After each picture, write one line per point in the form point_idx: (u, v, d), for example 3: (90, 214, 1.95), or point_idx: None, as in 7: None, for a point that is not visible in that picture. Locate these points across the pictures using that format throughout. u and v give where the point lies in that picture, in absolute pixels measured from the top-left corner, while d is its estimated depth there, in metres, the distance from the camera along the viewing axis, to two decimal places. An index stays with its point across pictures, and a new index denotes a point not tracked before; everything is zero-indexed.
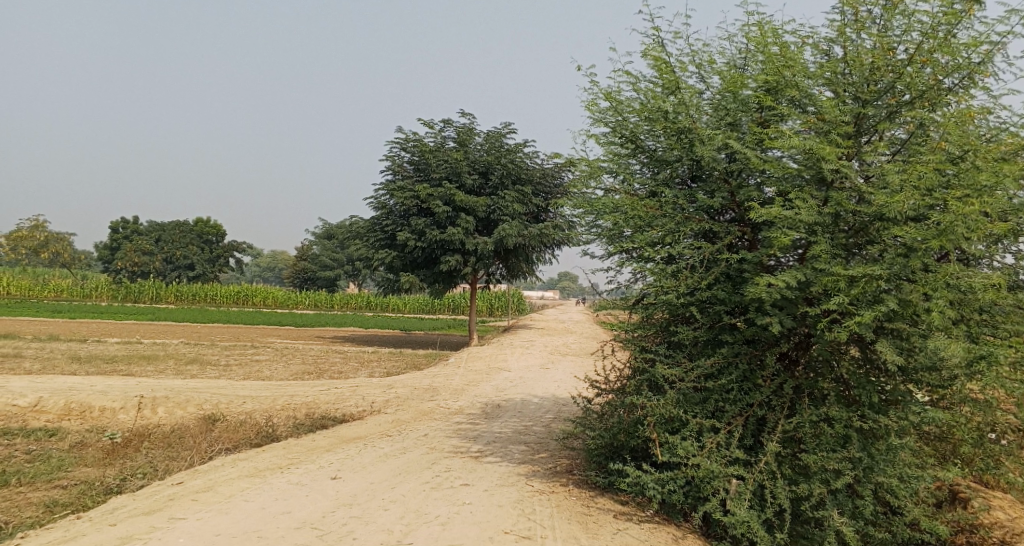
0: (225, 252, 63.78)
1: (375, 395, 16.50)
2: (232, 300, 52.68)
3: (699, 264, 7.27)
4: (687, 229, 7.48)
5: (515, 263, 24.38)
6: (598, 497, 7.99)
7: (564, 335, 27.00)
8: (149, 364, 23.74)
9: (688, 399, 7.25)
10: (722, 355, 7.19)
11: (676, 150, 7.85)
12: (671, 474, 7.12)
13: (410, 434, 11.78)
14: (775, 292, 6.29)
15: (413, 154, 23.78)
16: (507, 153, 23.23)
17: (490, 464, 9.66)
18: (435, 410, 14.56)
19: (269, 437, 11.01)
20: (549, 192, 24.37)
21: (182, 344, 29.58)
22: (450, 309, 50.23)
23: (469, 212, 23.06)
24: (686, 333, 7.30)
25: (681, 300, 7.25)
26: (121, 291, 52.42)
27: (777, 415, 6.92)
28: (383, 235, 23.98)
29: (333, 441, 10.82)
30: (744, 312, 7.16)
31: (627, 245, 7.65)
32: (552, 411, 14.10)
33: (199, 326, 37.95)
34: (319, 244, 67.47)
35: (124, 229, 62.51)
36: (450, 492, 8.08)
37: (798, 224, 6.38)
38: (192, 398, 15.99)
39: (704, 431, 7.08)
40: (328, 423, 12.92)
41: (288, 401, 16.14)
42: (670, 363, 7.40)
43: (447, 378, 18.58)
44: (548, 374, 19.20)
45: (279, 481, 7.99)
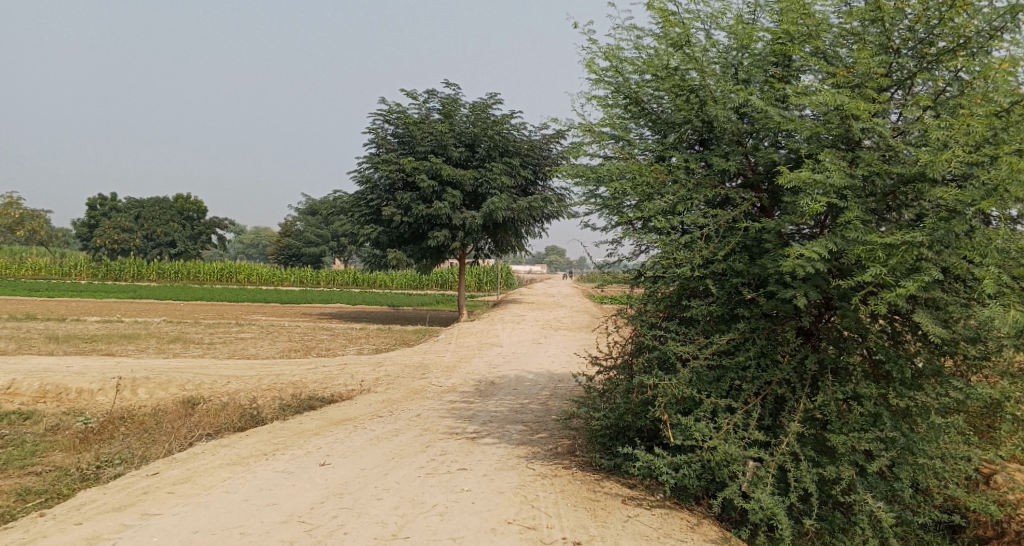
0: (208, 228, 62.66)
1: (364, 373, 15.99)
2: (215, 277, 51.81)
3: (713, 234, 6.74)
4: (699, 196, 6.92)
5: (504, 237, 23.80)
6: (604, 480, 7.55)
7: (555, 308, 26.57)
8: (130, 343, 23.07)
9: (701, 378, 6.79)
10: (739, 331, 6.70)
11: (683, 111, 7.20)
12: (685, 459, 6.69)
13: (401, 415, 11.29)
14: (804, 263, 5.77)
15: (397, 126, 23.04)
16: (495, 124, 22.56)
17: (487, 446, 9.18)
18: (427, 388, 14.07)
19: (253, 420, 10.48)
20: (538, 164, 23.76)
21: (164, 323, 28.87)
22: (437, 285, 49.65)
23: (457, 185, 22.42)
24: (700, 308, 6.82)
25: (695, 272, 6.71)
26: (101, 270, 51.42)
27: (799, 393, 6.48)
28: (368, 210, 23.30)
29: (321, 424, 10.31)
30: (761, 285, 6.67)
31: (633, 215, 7.09)
32: (547, 387, 13.67)
33: (181, 304, 37.16)
34: (303, 220, 66.45)
35: (102, 206, 61.20)
36: (447, 478, 7.59)
37: (828, 189, 5.85)
38: (173, 379, 15.40)
39: (721, 412, 6.64)
40: (315, 404, 12.41)
41: (274, 380, 15.59)
42: (682, 339, 6.93)
43: (438, 354, 18.10)
44: (541, 348, 18.75)
45: (263, 470, 7.46)
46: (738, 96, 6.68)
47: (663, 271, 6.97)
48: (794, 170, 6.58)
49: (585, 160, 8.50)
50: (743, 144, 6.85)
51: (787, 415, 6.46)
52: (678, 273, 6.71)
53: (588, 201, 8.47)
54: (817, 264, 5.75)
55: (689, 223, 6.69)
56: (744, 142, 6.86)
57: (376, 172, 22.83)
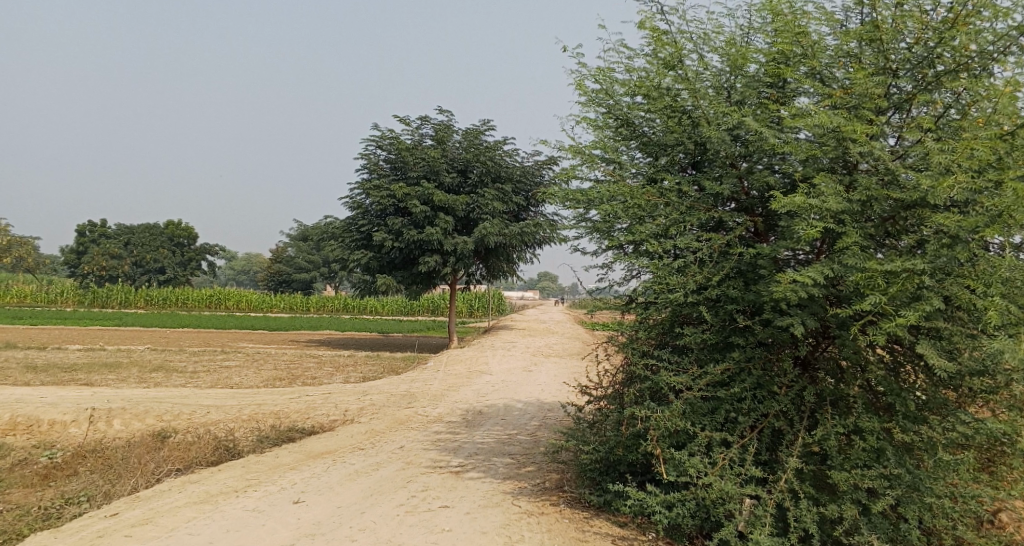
0: (197, 254, 62.16)
1: (349, 402, 15.54)
2: (204, 303, 51.23)
3: (708, 258, 6.43)
4: (692, 220, 6.61)
5: (495, 263, 23.47)
6: (593, 518, 7.14)
7: (547, 335, 26.18)
8: (111, 372, 22.53)
9: (695, 411, 6.43)
10: (734, 361, 6.34)
11: (675, 133, 6.92)
12: (679, 496, 6.30)
13: (384, 447, 10.85)
14: (800, 290, 5.44)
15: (388, 152, 22.81)
16: (487, 150, 22.35)
17: (472, 480, 8.76)
18: (413, 419, 13.64)
19: (229, 453, 10.03)
20: (529, 190, 23.51)
21: (148, 350, 28.34)
22: (429, 311, 49.21)
23: (447, 211, 22.14)
24: (693, 336, 6.49)
25: (687, 299, 6.38)
26: (87, 296, 50.80)
27: (798, 427, 6.11)
28: (358, 236, 22.98)
29: (299, 457, 9.86)
30: (757, 312, 6.33)
31: (625, 238, 6.79)
32: (537, 417, 13.26)
33: (167, 331, 36.56)
34: (294, 246, 66.01)
35: (91, 232, 60.70)
36: (427, 517, 7.17)
37: (825, 213, 5.54)
38: (151, 409, 14.92)
39: (716, 446, 6.27)
40: (295, 436, 11.95)
41: (256, 410, 15.13)
42: (675, 369, 6.58)
43: (426, 383, 17.66)
44: (532, 377, 18.34)
45: (231, 509, 7.01)
46: (732, 117, 6.42)
47: (654, 297, 6.64)
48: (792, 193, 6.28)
49: (576, 184, 8.21)
50: (738, 167, 6.56)
51: (786, 450, 6.09)
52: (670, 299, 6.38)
53: (580, 226, 8.16)
54: (815, 291, 5.44)
55: (682, 246, 6.39)
56: (738, 164, 6.57)
57: (366, 198, 22.54)
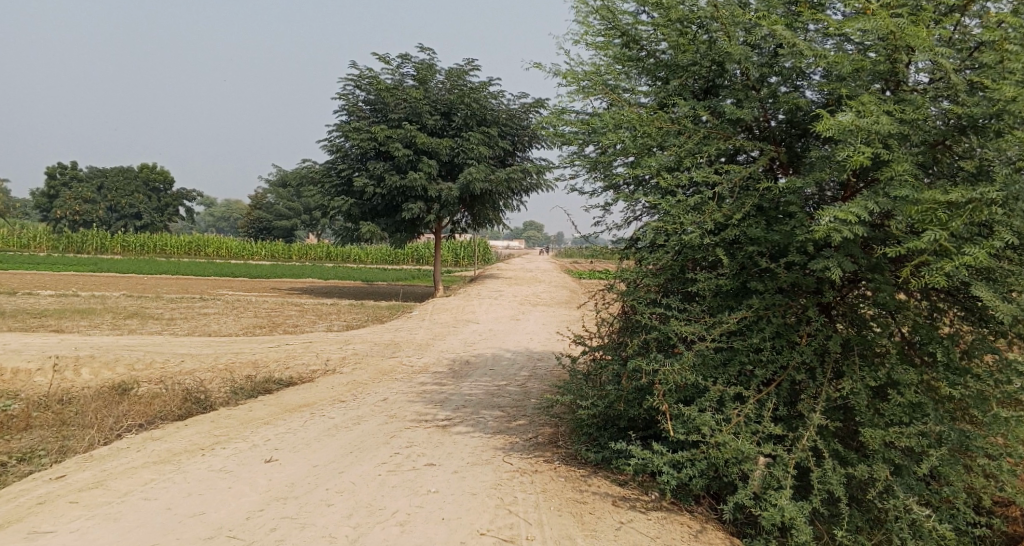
0: (175, 200, 60.63)
1: (330, 352, 14.90)
2: (183, 250, 50.15)
3: (728, 193, 5.72)
4: (709, 150, 5.88)
5: (480, 210, 22.65)
6: (590, 477, 6.57)
7: (533, 284, 25.58)
8: (83, 318, 21.73)
9: (706, 363, 5.80)
10: (752, 308, 5.69)
11: (690, 52, 6.14)
12: (687, 456, 5.70)
13: (366, 399, 10.25)
14: (844, 227, 4.76)
15: (368, 93, 21.70)
16: (472, 92, 21.30)
17: (459, 435, 8.17)
18: (397, 369, 13.05)
19: (200, 406, 9.39)
20: (515, 133, 22.56)
21: (123, 297, 27.47)
22: (413, 260, 48.43)
23: (431, 155, 21.22)
24: (706, 281, 5.82)
25: (704, 240, 5.68)
26: (63, 242, 49.58)
27: (822, 379, 5.50)
28: (339, 180, 22.03)
29: (273, 411, 9.23)
30: (778, 254, 5.67)
31: (631, 172, 6.07)
32: (526, 367, 12.72)
33: (145, 278, 35.59)
34: (274, 193, 64.58)
35: (62, 176, 58.97)
36: (411, 477, 6.59)
37: (874, 137, 4.83)
38: (121, 357, 14.22)
39: (728, 402, 5.67)
40: (271, 387, 11.33)
41: (232, 359, 14.48)
42: (685, 318, 5.93)
43: (410, 332, 17.06)
44: (519, 325, 17.76)
45: (195, 469, 6.39)
46: (761, 27, 5.65)
47: (666, 240, 5.93)
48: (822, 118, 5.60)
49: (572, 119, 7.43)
50: (760, 89, 5.88)
51: (809, 405, 5.49)
52: (685, 239, 5.67)
53: (575, 164, 7.40)
54: (856, 227, 4.77)
55: (700, 180, 5.66)
56: (761, 86, 5.89)
57: (346, 141, 21.51)
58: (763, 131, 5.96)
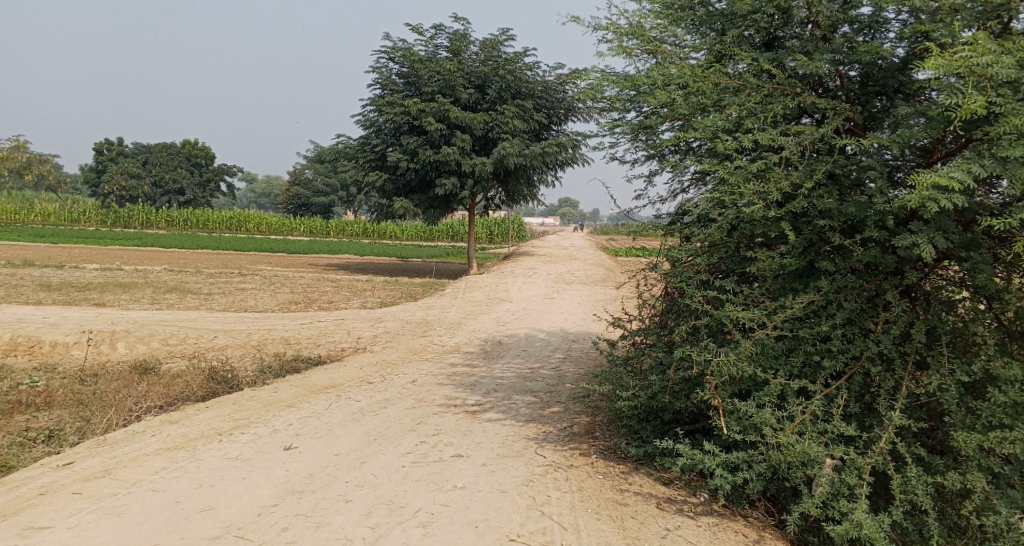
0: (216, 176, 61.03)
1: (361, 330, 14.58)
2: (224, 225, 50.64)
3: (797, 159, 5.15)
4: (775, 110, 5.30)
5: (515, 186, 22.07)
6: (631, 475, 6.07)
7: (569, 261, 24.95)
8: (123, 292, 21.87)
9: (766, 353, 5.29)
10: (821, 292, 5.15)
11: (749, 2, 5.52)
12: (744, 457, 5.20)
13: (394, 381, 9.86)
14: (946, 196, 4.27)
15: (402, 66, 21.18)
16: (507, 63, 20.63)
17: (490, 423, 7.72)
18: (428, 349, 12.66)
19: (225, 386, 9.11)
20: (551, 107, 21.86)
21: (164, 271, 27.64)
22: (449, 236, 48.03)
23: (465, 130, 20.67)
24: (768, 260, 5.26)
25: (770, 213, 5.10)
26: (110, 216, 50.48)
27: (901, 372, 4.99)
28: (373, 155, 21.63)
29: (299, 393, 8.89)
30: (853, 229, 5.16)
31: (684, 135, 5.55)
32: (560, 349, 12.22)
33: (186, 252, 35.88)
34: (312, 168, 64.71)
35: (108, 151, 59.93)
36: (436, 470, 6.18)
37: (986, 84, 4.33)
38: (154, 332, 14.09)
39: (791, 396, 5.17)
40: (299, 366, 11.02)
41: (264, 335, 14.25)
42: (743, 303, 5.39)
43: (443, 310, 16.67)
44: (554, 305, 17.22)
45: (210, 457, 6.05)
46: None
47: (721, 213, 5.38)
48: (905, 71, 5.11)
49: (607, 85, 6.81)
50: (831, 39, 5.40)
51: (885, 402, 4.96)
52: (747, 212, 5.11)
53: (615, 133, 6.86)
54: (960, 196, 4.27)
55: (765, 143, 5.10)
56: (831, 36, 5.41)
57: (380, 115, 21.08)
58: (832, 89, 5.44)
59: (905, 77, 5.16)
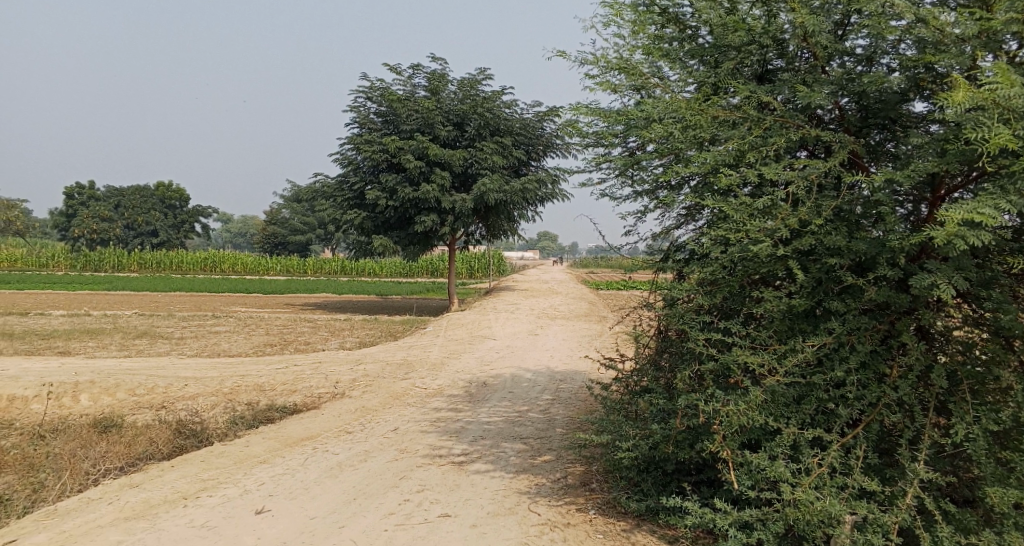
0: (190, 217, 60.24)
1: (340, 373, 14.01)
2: (198, 267, 49.73)
3: (804, 195, 4.81)
4: (779, 142, 4.97)
5: (495, 222, 21.76)
6: (633, 532, 5.63)
7: (551, 296, 24.60)
8: (90, 339, 21.05)
9: (776, 401, 4.89)
10: (832, 334, 4.78)
11: (744, 32, 5.29)
12: (757, 515, 4.81)
13: (375, 430, 9.32)
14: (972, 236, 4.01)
15: (379, 104, 20.93)
16: (485, 101, 20.49)
17: (478, 475, 7.23)
18: (410, 393, 12.14)
19: (194, 442, 8.53)
20: (531, 143, 21.68)
21: (134, 316, 26.80)
22: (428, 272, 47.58)
23: (445, 166, 20.42)
24: (775, 301, 4.90)
25: (776, 251, 4.73)
26: (79, 260, 49.34)
27: (922, 420, 4.63)
28: (351, 193, 21.23)
29: (272, 447, 8.33)
30: (863, 266, 4.81)
31: (681, 171, 5.21)
32: (547, 389, 11.77)
33: (159, 295, 35.01)
34: (288, 207, 64.18)
35: (79, 194, 59.00)
36: (422, 533, 5.69)
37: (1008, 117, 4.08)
38: (121, 382, 13.42)
39: (806, 448, 4.79)
40: (273, 416, 10.45)
41: (238, 383, 13.63)
42: (749, 346, 5.01)
43: (424, 350, 16.16)
44: (538, 342, 16.81)
45: (172, 526, 5.49)
46: None
47: (723, 253, 5.01)
48: (907, 102, 4.81)
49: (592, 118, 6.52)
50: (826, 71, 5.12)
51: (908, 454, 4.60)
52: (754, 251, 4.73)
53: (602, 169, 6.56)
54: (987, 234, 4.00)
55: (768, 177, 4.77)
56: (828, 68, 5.12)
57: (358, 154, 20.76)
58: (828, 122, 5.13)
59: (903, 108, 4.86)
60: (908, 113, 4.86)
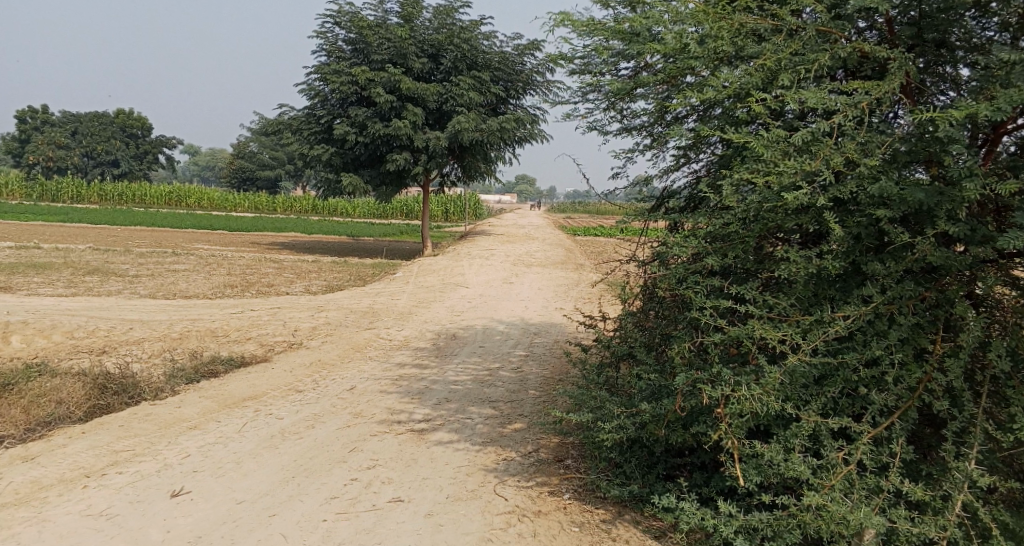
0: (155, 148, 57.71)
1: (299, 320, 13.00)
2: (163, 201, 47.97)
3: (852, 128, 3.78)
4: (820, 60, 3.94)
5: (471, 162, 20.51)
6: (613, 524, 4.79)
7: (527, 241, 23.61)
8: (37, 274, 19.72)
9: (794, 382, 3.88)
10: (871, 304, 3.73)
11: None
12: (768, 520, 3.93)
13: (328, 389, 8.38)
14: None
15: (349, 31, 19.37)
16: (462, 32, 19.06)
17: (440, 447, 6.34)
18: (372, 344, 11.22)
19: (122, 399, 7.53)
20: (509, 79, 20.32)
21: (88, 250, 25.37)
22: (402, 213, 46.31)
23: (418, 102, 19.07)
24: (800, 263, 3.86)
25: (813, 200, 3.69)
26: (36, 190, 47.23)
27: (974, 409, 3.65)
28: (319, 127, 19.83)
29: (207, 408, 7.35)
30: (912, 219, 3.78)
31: (694, 98, 4.20)
32: (520, 343, 10.92)
33: (118, 229, 33.47)
34: (257, 141, 61.85)
35: (31, 117, 56.28)
36: (368, 525, 4.80)
37: None
38: (58, 323, 12.33)
39: (827, 440, 3.86)
40: (218, 369, 9.45)
41: (187, 327, 12.57)
42: (767, 316, 3.99)
43: (392, 297, 15.18)
44: (512, 290, 15.90)
45: (61, 516, 4.72)
46: None
47: (740, 200, 4.01)
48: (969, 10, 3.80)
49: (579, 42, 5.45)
50: None
51: (954, 451, 3.64)
52: (787, 199, 3.71)
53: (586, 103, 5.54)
54: None
55: (812, 102, 3.73)
56: None
57: (325, 84, 19.29)
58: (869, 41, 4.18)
59: (963, 23, 3.90)
60: (963, 30, 3.91)
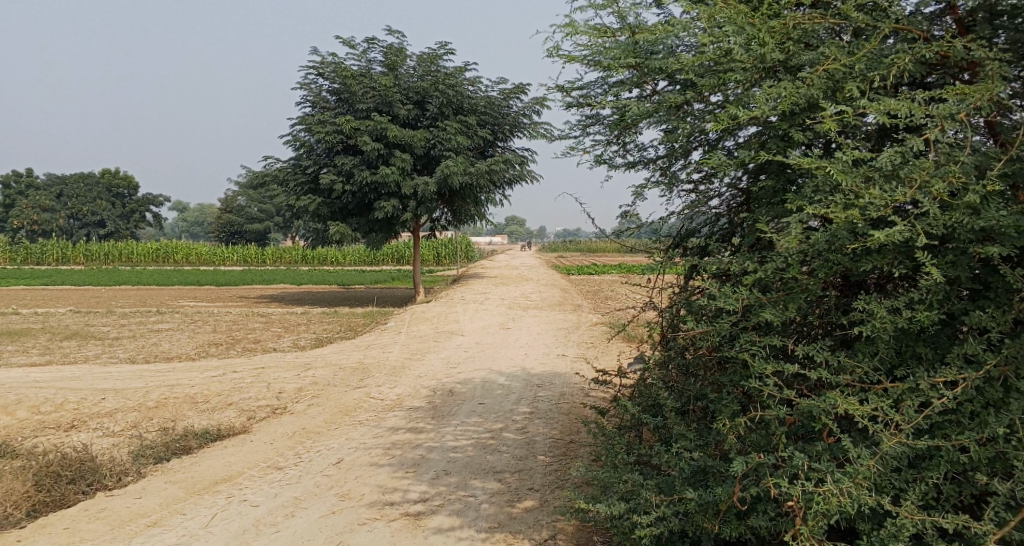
0: (141, 206, 56.98)
1: (285, 381, 12.08)
2: (151, 259, 47.07)
3: (947, 147, 3.05)
4: (895, 68, 3.27)
5: (461, 206, 19.83)
6: None
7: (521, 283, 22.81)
8: (11, 341, 18.72)
9: (887, 467, 3.08)
10: (983, 367, 2.95)
11: None
12: None
13: (313, 464, 7.45)
14: None
15: (332, 80, 18.81)
16: (447, 78, 18.53)
17: (439, 537, 5.42)
18: (363, 406, 10.31)
19: (78, 488, 6.59)
20: (497, 122, 19.78)
21: (69, 313, 24.37)
22: (393, 260, 45.58)
23: (405, 149, 18.44)
24: (886, 317, 3.08)
25: (908, 235, 2.92)
26: (20, 253, 46.22)
27: None
28: (304, 177, 19.12)
29: (171, 497, 6.42)
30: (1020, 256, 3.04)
31: (740, 117, 3.44)
32: (522, 397, 10.04)
33: (102, 290, 32.49)
34: (245, 194, 61.31)
35: (16, 182, 55.54)
36: None
37: None
38: (24, 397, 11.36)
39: (935, 540, 3.03)
40: (193, 444, 8.51)
41: (165, 395, 11.60)
42: (846, 385, 3.19)
43: (383, 350, 14.30)
44: (510, 337, 15.05)
45: None
46: None
47: (802, 239, 3.21)
48: None
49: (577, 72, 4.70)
50: None
51: None
52: (874, 236, 2.94)
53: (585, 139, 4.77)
54: None
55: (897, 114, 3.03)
56: None
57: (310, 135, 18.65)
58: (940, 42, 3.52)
59: None
60: None
